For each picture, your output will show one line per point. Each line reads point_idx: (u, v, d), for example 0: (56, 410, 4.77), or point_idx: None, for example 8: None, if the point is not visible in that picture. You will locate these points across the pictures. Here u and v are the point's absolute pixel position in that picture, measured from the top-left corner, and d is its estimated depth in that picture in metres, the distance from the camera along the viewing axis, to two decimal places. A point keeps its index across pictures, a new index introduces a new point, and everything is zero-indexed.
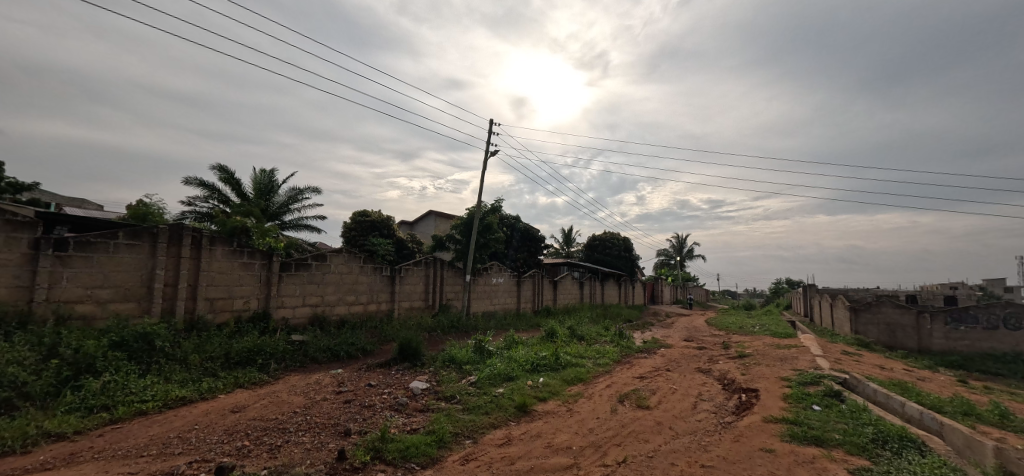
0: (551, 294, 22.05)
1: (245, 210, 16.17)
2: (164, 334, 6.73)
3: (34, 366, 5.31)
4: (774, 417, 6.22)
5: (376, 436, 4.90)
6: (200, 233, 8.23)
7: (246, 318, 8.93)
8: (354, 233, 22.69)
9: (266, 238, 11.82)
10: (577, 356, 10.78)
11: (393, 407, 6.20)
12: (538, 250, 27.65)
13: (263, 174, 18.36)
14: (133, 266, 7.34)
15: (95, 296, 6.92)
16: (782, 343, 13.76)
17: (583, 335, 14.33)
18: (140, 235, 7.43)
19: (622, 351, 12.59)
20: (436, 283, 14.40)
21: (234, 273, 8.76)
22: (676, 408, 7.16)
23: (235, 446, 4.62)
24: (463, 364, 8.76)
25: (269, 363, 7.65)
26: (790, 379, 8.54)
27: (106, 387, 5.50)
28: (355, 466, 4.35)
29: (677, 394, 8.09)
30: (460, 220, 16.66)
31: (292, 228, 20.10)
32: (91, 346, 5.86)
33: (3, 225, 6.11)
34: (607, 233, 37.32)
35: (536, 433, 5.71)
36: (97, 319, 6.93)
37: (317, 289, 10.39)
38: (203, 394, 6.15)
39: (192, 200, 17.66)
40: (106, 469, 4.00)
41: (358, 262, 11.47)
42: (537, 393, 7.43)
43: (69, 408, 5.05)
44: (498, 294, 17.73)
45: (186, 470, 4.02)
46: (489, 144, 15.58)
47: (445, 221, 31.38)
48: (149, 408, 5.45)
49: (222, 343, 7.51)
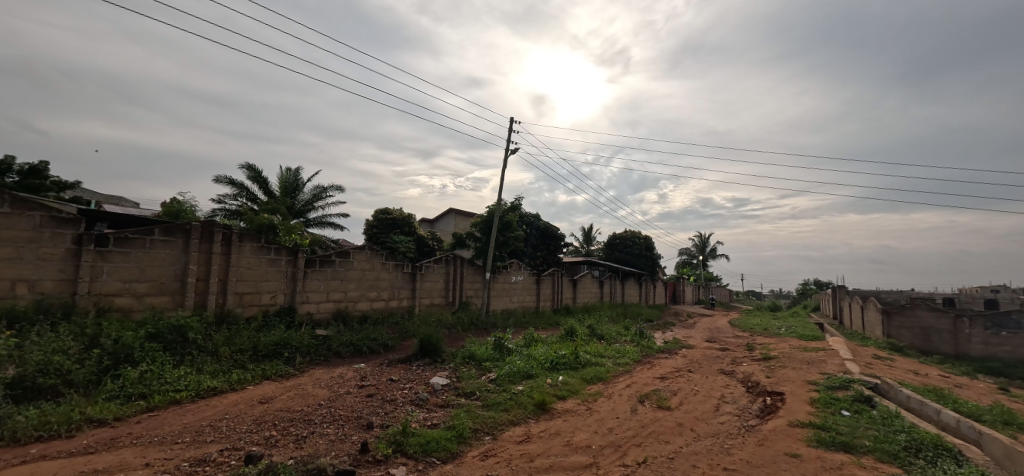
0: (570, 293, 21.98)
1: (272, 207, 16.62)
2: (197, 327, 6.99)
3: (78, 355, 5.59)
4: (800, 421, 6.07)
5: (398, 430, 4.99)
6: (230, 230, 8.51)
7: (273, 313, 9.19)
8: (376, 231, 23.02)
9: (291, 234, 12.10)
10: (597, 355, 10.73)
11: (414, 402, 6.29)
12: (558, 248, 27.54)
13: (288, 172, 18.81)
14: (167, 261, 7.64)
15: (132, 290, 7.22)
16: (809, 346, 13.42)
17: (603, 334, 14.23)
18: (174, 231, 7.72)
19: (643, 351, 12.46)
20: (456, 281, 14.54)
21: (262, 269, 9.02)
22: (698, 410, 7.05)
23: (262, 436, 4.77)
24: (482, 361, 8.82)
25: (295, 356, 7.86)
26: (818, 383, 8.31)
27: (143, 376, 5.75)
28: (378, 459, 4.44)
29: (699, 396, 7.96)
30: (480, 218, 16.71)
31: (316, 225, 20.54)
32: (130, 338, 6.13)
33: (49, 221, 6.43)
34: (628, 232, 36.89)
35: (555, 431, 5.72)
36: (134, 311, 7.25)
37: (341, 285, 10.61)
38: (233, 385, 6.36)
39: (222, 198, 18.25)
40: (143, 454, 4.19)
41: (380, 259, 11.64)
42: (557, 392, 7.43)
43: (110, 396, 5.29)
44: (518, 292, 17.78)
45: (218, 458, 4.18)
46: (509, 142, 15.56)
47: (465, 220, 31.59)
48: (182, 397, 5.67)
49: (250, 336, 7.75)
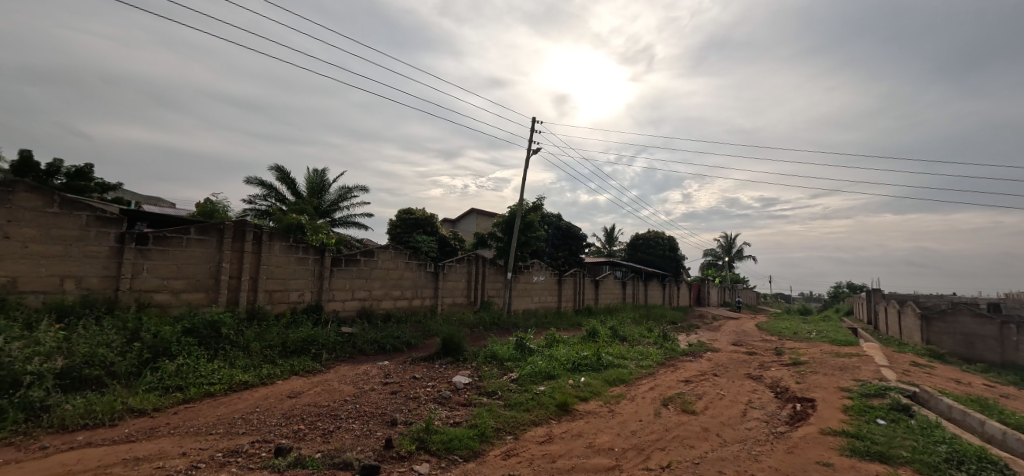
0: (593, 294, 21.84)
1: (300, 207, 17.04)
2: (229, 323, 7.24)
3: (121, 348, 5.86)
4: (832, 429, 5.88)
5: (421, 427, 5.06)
6: (261, 230, 8.78)
7: (300, 310, 9.43)
8: (399, 230, 23.35)
9: (318, 233, 12.38)
10: (620, 357, 10.63)
11: (437, 400, 6.36)
12: (579, 248, 27.39)
13: (315, 173, 19.26)
14: (202, 259, 7.94)
15: (170, 286, 7.53)
16: (842, 351, 12.97)
17: (626, 336, 14.08)
18: (208, 230, 8.01)
19: (667, 354, 12.28)
20: (478, 281, 14.63)
21: (291, 267, 9.27)
22: (723, 415, 6.91)
23: (291, 429, 4.91)
24: (504, 360, 8.85)
25: (321, 353, 8.05)
26: (851, 390, 8.03)
27: (180, 369, 5.99)
28: (402, 455, 4.51)
29: (725, 400, 7.80)
30: (501, 218, 16.74)
31: (342, 225, 20.98)
32: (168, 332, 6.40)
33: (94, 221, 6.76)
34: (651, 232, 36.40)
35: (577, 432, 5.70)
36: (172, 307, 7.56)
37: (366, 284, 10.82)
38: (263, 379, 6.56)
39: (252, 199, 18.83)
40: (180, 444, 4.37)
41: (403, 258, 11.81)
42: (578, 393, 7.39)
43: (149, 387, 5.53)
44: (540, 292, 17.78)
45: (249, 449, 4.32)
46: (531, 142, 15.53)
47: (487, 220, 31.75)
48: (216, 390, 5.89)
49: (279, 332, 7.98)
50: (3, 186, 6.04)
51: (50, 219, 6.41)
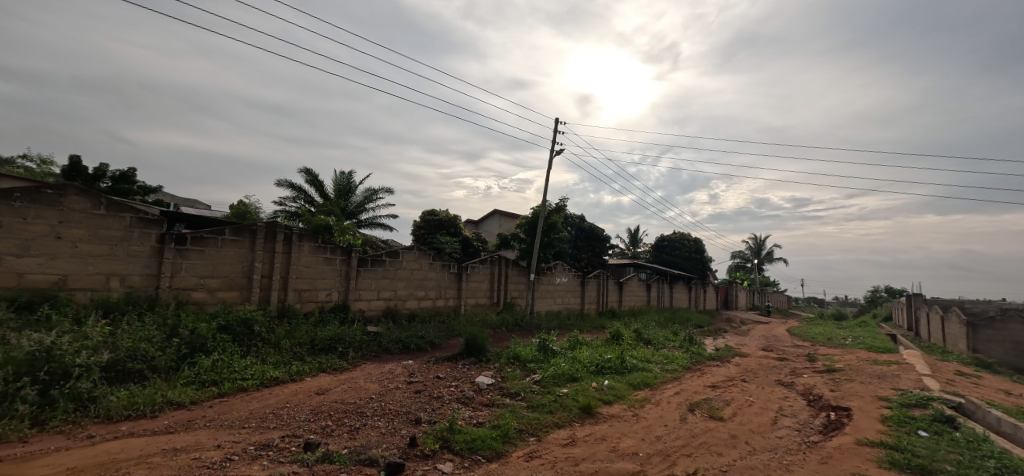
0: (616, 296, 21.62)
1: (327, 209, 17.46)
2: (261, 320, 7.49)
3: (161, 343, 6.13)
4: (869, 440, 5.66)
5: (445, 426, 5.11)
6: (291, 231, 9.05)
7: (328, 309, 9.67)
8: (423, 232, 23.65)
9: (345, 234, 12.66)
10: (644, 360, 10.49)
11: (460, 400, 6.42)
12: (603, 250, 27.15)
13: (342, 175, 19.71)
14: (236, 258, 8.24)
15: (205, 285, 7.84)
16: (879, 359, 12.45)
17: (650, 339, 13.88)
18: (242, 231, 8.31)
19: (693, 358, 12.05)
20: (501, 282, 14.68)
21: (319, 267, 9.51)
22: (753, 422, 6.73)
23: (319, 425, 5.04)
24: (527, 362, 8.86)
25: (348, 351, 8.23)
26: (890, 399, 7.71)
27: (215, 364, 6.24)
28: (426, 454, 4.57)
29: (754, 407, 7.59)
30: (525, 219, 16.74)
31: (367, 226, 21.39)
32: (204, 329, 6.66)
33: (137, 222, 7.10)
34: (677, 234, 35.76)
35: (601, 435, 5.66)
36: (208, 305, 7.87)
37: (391, 284, 11.01)
38: (293, 376, 6.76)
39: (283, 201, 19.41)
40: (215, 436, 4.55)
41: (427, 259, 11.96)
42: (602, 396, 7.33)
43: (187, 381, 5.78)
44: (563, 294, 17.71)
45: (279, 444, 4.46)
46: (554, 143, 15.50)
47: (510, 221, 31.81)
48: (249, 385, 6.10)
49: (308, 330, 8.20)
50: (55, 189, 6.40)
51: (97, 220, 6.76)
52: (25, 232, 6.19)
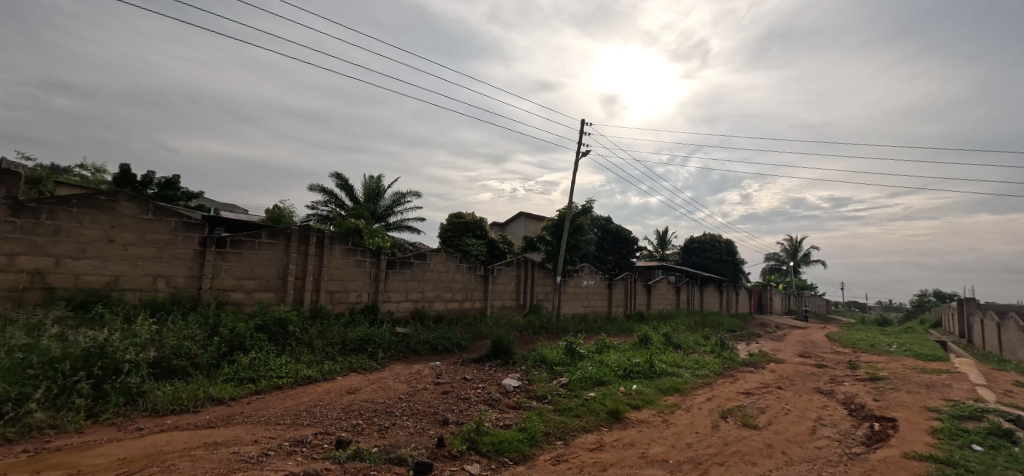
0: (645, 299, 21.29)
1: (357, 213, 17.90)
2: (295, 320, 7.76)
3: (202, 341, 6.42)
4: (917, 453, 5.38)
5: (472, 428, 5.16)
6: (324, 234, 9.32)
7: (358, 310, 9.90)
8: (450, 234, 23.92)
9: (374, 237, 12.95)
10: (673, 365, 10.29)
11: (487, 401, 6.46)
12: (630, 252, 26.78)
13: (371, 180, 20.17)
14: (272, 261, 8.55)
15: (243, 286, 8.16)
16: (928, 367, 11.81)
17: (680, 344, 13.60)
18: (277, 234, 8.63)
19: (725, 363, 11.73)
20: (528, 284, 14.70)
21: (350, 269, 9.76)
22: (789, 431, 6.51)
23: (350, 423, 5.17)
24: (554, 365, 8.84)
25: (377, 351, 8.41)
26: (939, 410, 7.30)
27: (253, 362, 6.49)
28: (453, 454, 4.62)
29: (791, 415, 7.34)
30: (551, 221, 16.70)
31: (396, 229, 21.79)
32: (242, 328, 6.94)
33: (181, 226, 7.47)
34: (707, 236, 34.95)
35: (629, 441, 5.59)
36: (246, 305, 8.20)
37: (418, 286, 11.19)
38: (325, 375, 6.96)
39: (315, 205, 20.02)
40: (253, 432, 4.73)
41: (454, 261, 12.10)
42: (630, 401, 7.23)
43: (227, 378, 6.04)
44: (590, 296, 17.58)
45: (313, 440, 4.60)
46: (580, 145, 15.42)
47: (536, 223, 31.83)
48: (284, 383, 6.32)
49: (340, 331, 8.43)
50: (108, 196, 6.80)
51: (146, 224, 7.15)
52: (81, 236, 6.59)
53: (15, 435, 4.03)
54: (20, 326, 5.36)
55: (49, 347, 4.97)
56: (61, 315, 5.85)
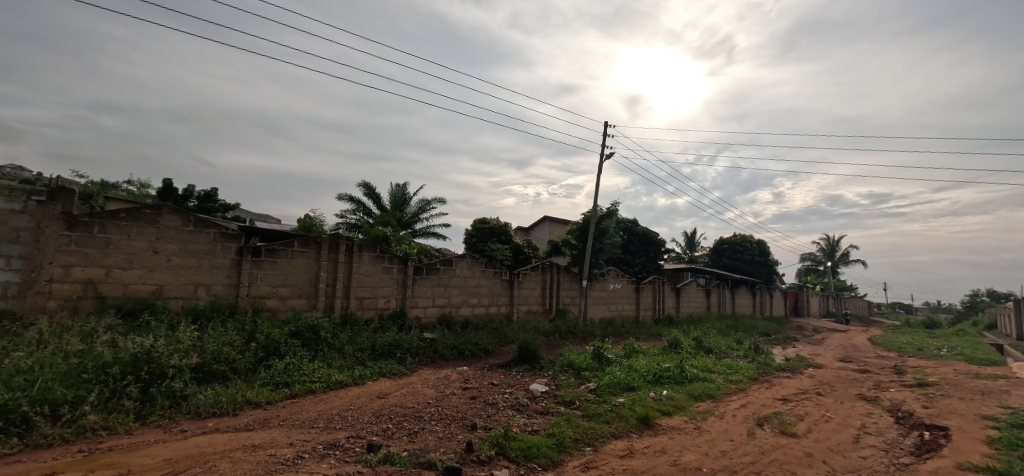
0: (673, 302, 20.89)
1: (384, 220, 18.25)
2: (327, 326, 7.97)
3: (240, 346, 6.67)
4: (972, 465, 5.08)
5: (500, 433, 5.18)
6: (352, 242, 9.56)
7: (386, 316, 10.07)
8: (475, 240, 24.09)
9: (401, 244, 13.17)
10: (705, 370, 10.05)
11: (515, 407, 6.47)
12: (657, 254, 26.36)
13: (397, 188, 20.54)
14: (305, 268, 8.82)
15: (278, 293, 8.45)
16: (982, 372, 11.14)
17: (712, 348, 13.26)
18: (309, 243, 8.90)
19: (760, 369, 11.36)
20: (553, 288, 14.65)
21: (378, 275, 9.96)
22: (831, 440, 6.26)
23: (381, 428, 5.27)
24: (582, 370, 8.76)
25: (406, 356, 8.54)
26: (996, 419, 6.88)
27: (288, 367, 6.70)
28: (482, 459, 4.65)
29: (833, 423, 7.04)
30: (575, 225, 16.61)
31: (422, 235, 22.10)
32: (277, 334, 7.17)
33: (219, 237, 7.80)
34: (738, 236, 34.06)
35: (661, 448, 5.49)
36: (280, 311, 8.48)
37: (445, 291, 11.30)
38: (355, 380, 7.12)
39: (344, 213, 20.52)
40: (288, 434, 4.88)
41: (480, 266, 12.18)
42: (661, 407, 7.11)
43: (264, 382, 6.25)
44: (617, 300, 17.38)
45: (345, 444, 4.71)
46: (604, 147, 15.30)
47: (560, 227, 31.74)
48: (316, 387, 6.50)
49: (369, 336, 8.60)
50: (153, 209, 7.17)
51: (187, 236, 7.51)
52: (129, 247, 6.97)
53: (72, 436, 4.29)
54: (76, 333, 5.71)
55: (102, 352, 5.27)
56: (111, 322, 6.20)
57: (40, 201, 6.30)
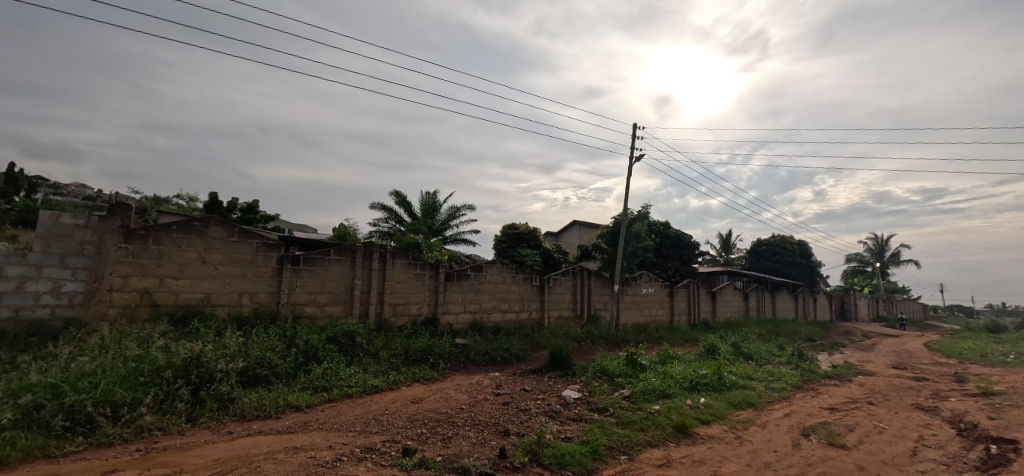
0: (709, 307, 20.32)
1: (415, 228, 18.60)
2: (362, 332, 8.18)
3: (282, 352, 6.94)
4: None
5: (534, 439, 5.18)
6: (386, 249, 9.80)
7: (419, 322, 10.25)
8: (504, 245, 24.22)
9: (432, 251, 13.38)
10: (745, 377, 9.72)
11: (548, 413, 6.45)
12: (691, 257, 25.75)
13: (427, 195, 20.90)
14: (341, 276, 9.09)
15: (316, 300, 8.75)
16: None
17: (752, 354, 12.80)
18: (344, 251, 9.18)
19: (804, 376, 10.90)
20: (584, 294, 14.53)
21: (411, 282, 10.16)
22: (885, 452, 5.92)
23: (415, 432, 5.36)
24: (615, 376, 8.64)
25: (439, 362, 8.66)
26: None
27: (326, 372, 6.92)
28: (515, 466, 4.66)
29: (886, 435, 6.66)
30: (606, 229, 16.45)
31: (452, 242, 22.38)
32: (316, 340, 7.42)
33: (261, 246, 8.16)
34: (777, 237, 32.84)
35: (699, 458, 5.34)
36: (318, 318, 8.78)
37: (476, 297, 11.41)
38: (390, 384, 7.28)
39: (377, 222, 21.04)
40: (328, 437, 5.04)
41: (510, 272, 12.23)
42: (698, 415, 6.92)
43: (304, 386, 6.48)
44: (650, 305, 17.05)
45: (381, 447, 4.82)
46: (634, 149, 15.12)
47: (590, 231, 31.50)
48: (353, 392, 6.68)
49: (403, 342, 8.77)
50: (201, 222, 7.57)
51: (232, 246, 7.88)
52: (180, 258, 7.38)
53: (130, 436, 4.57)
54: (134, 339, 6.09)
55: (156, 357, 5.59)
56: (164, 328, 6.58)
57: (102, 216, 6.78)
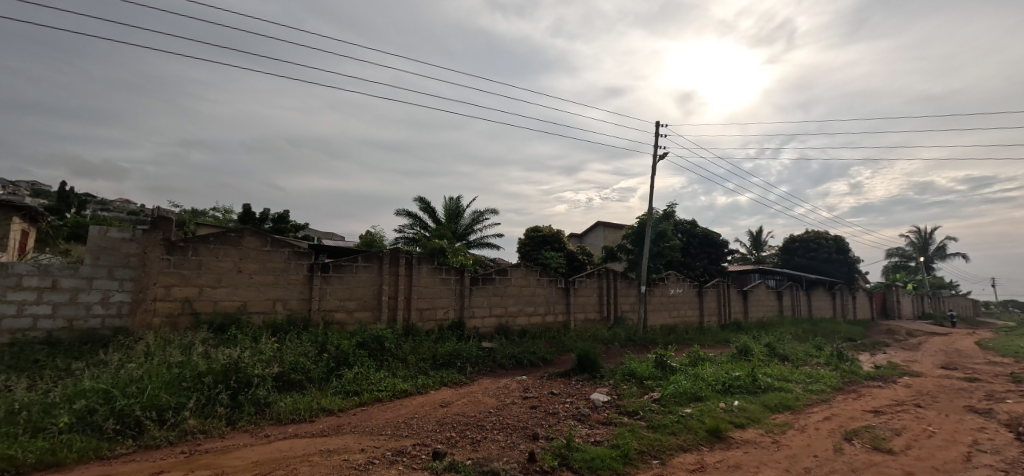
0: (741, 307, 19.79)
1: (439, 233, 18.80)
2: (390, 337, 8.33)
3: (314, 357, 7.13)
4: None
5: (563, 443, 5.15)
6: (411, 255, 9.95)
7: (446, 326, 10.36)
8: (528, 248, 24.22)
9: (457, 256, 13.51)
10: (781, 379, 9.41)
11: (577, 417, 6.40)
12: (720, 256, 25.15)
13: (451, 201, 21.10)
14: (369, 282, 9.28)
15: (346, 306, 8.96)
16: None
17: (787, 355, 12.38)
18: (372, 258, 9.38)
19: (844, 377, 10.47)
20: (610, 295, 14.38)
21: (437, 287, 10.28)
22: (936, 458, 5.63)
23: (445, 436, 5.42)
24: (644, 379, 8.52)
25: (466, 366, 8.70)
26: None
27: (357, 376, 7.07)
28: (545, 469, 4.64)
29: (936, 439, 6.34)
30: (631, 229, 16.24)
31: (476, 246, 22.52)
32: (346, 345, 7.58)
33: (292, 255, 8.41)
34: (810, 233, 31.74)
35: (735, 463, 5.21)
36: (348, 324, 8.98)
37: (501, 301, 11.45)
38: (419, 388, 7.38)
39: (402, 228, 21.37)
40: (360, 441, 5.14)
41: (535, 275, 12.23)
42: (732, 418, 6.75)
43: (336, 390, 6.64)
44: (678, 306, 16.73)
45: (411, 451, 4.88)
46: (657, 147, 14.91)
47: (614, 232, 31.17)
48: (384, 396, 6.80)
49: (430, 346, 8.88)
50: (236, 232, 7.85)
51: (266, 255, 8.15)
52: (218, 268, 7.69)
53: (175, 438, 4.78)
54: (177, 346, 6.38)
55: (197, 363, 5.83)
56: (205, 336, 6.86)
57: (146, 229, 7.14)
